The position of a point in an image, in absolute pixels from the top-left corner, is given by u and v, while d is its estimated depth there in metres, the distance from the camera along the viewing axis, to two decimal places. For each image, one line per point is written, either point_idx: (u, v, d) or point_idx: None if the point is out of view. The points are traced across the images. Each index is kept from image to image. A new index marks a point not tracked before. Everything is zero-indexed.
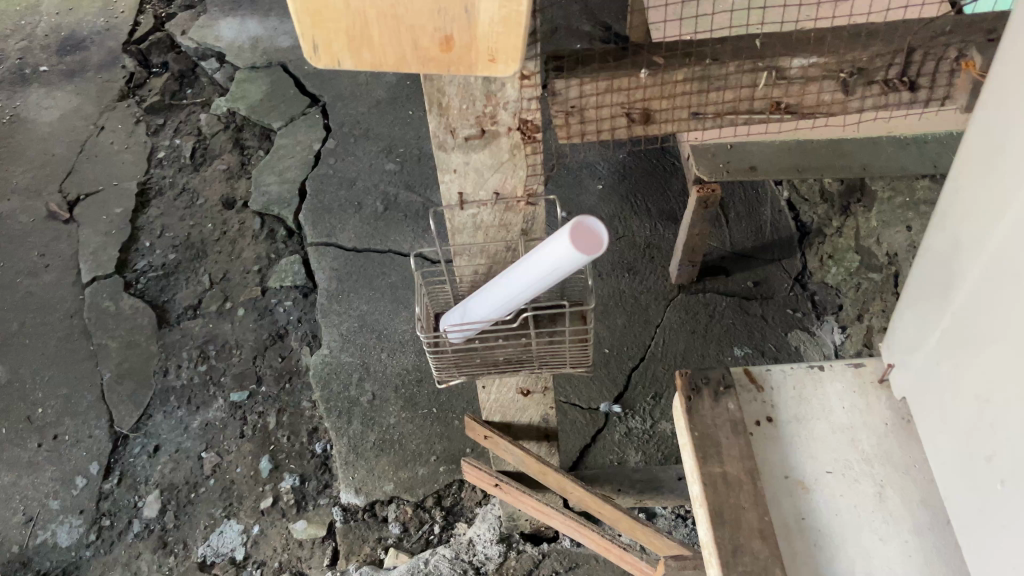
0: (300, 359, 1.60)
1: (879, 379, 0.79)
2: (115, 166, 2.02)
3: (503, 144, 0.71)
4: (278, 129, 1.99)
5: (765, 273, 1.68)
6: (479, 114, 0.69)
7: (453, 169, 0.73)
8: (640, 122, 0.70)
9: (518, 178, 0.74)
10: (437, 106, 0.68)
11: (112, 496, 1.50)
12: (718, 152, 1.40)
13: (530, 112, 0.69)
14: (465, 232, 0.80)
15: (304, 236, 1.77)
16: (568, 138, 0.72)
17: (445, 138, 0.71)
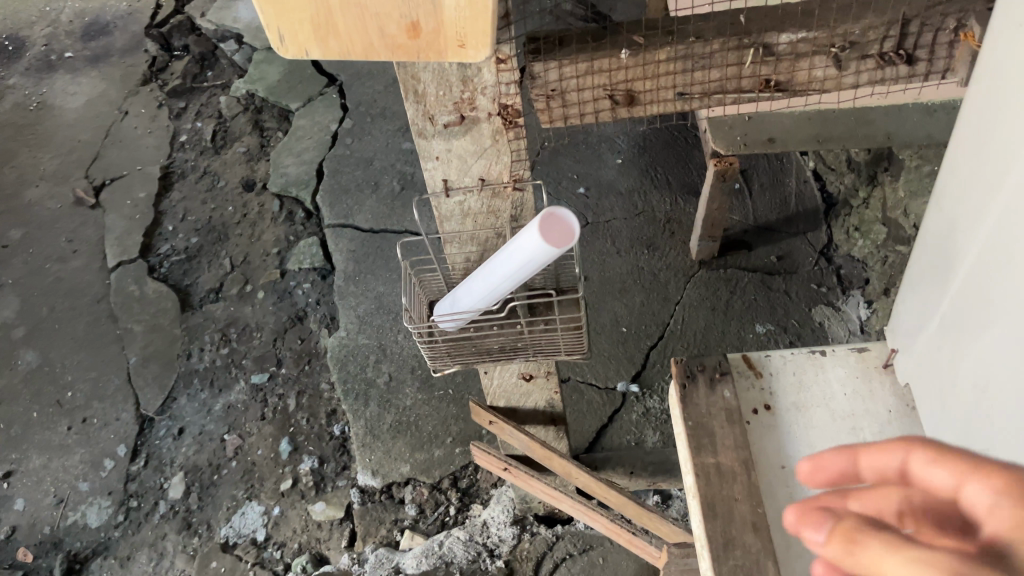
0: (318, 341, 1.61)
1: (884, 364, 0.75)
2: (138, 150, 2.04)
3: (484, 130, 0.69)
4: (296, 110, 1.99)
5: (789, 247, 1.64)
6: (457, 100, 0.67)
7: (436, 156, 0.71)
8: (624, 104, 0.67)
9: (503, 164, 0.72)
10: (412, 93, 0.66)
11: (139, 477, 1.53)
12: (735, 126, 1.35)
13: (510, 97, 0.67)
14: (453, 220, 0.78)
15: (322, 218, 1.78)
16: (551, 122, 0.69)
17: (424, 125, 0.69)
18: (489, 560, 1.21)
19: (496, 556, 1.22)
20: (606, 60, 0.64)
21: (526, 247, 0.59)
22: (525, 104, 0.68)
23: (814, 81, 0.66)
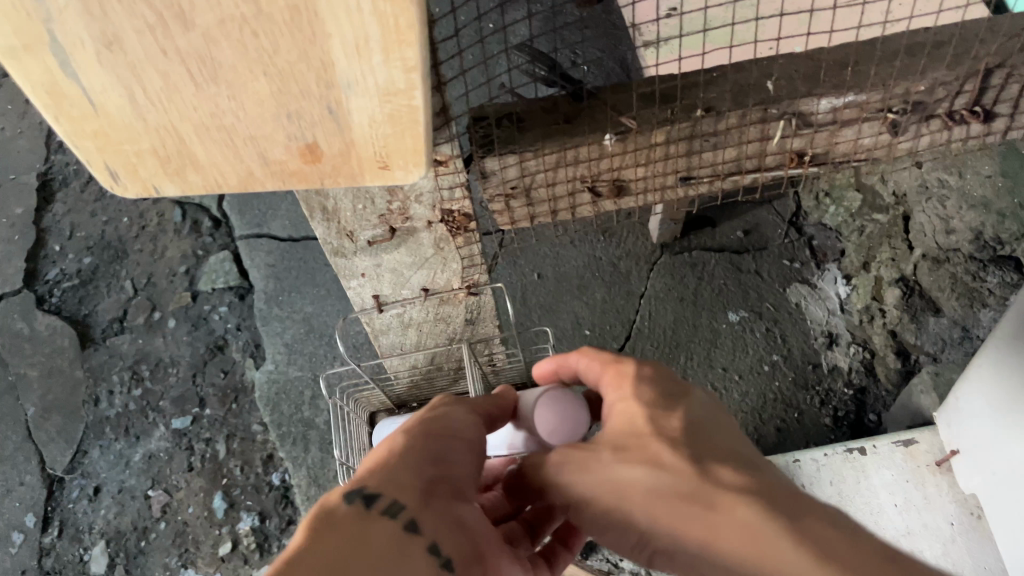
0: (244, 374, 1.43)
1: (936, 462, 0.94)
2: (8, 154, 1.76)
3: (424, 239, 0.55)
4: None
5: (756, 219, 1.48)
6: (384, 214, 0.52)
7: (361, 273, 0.57)
8: (610, 195, 0.58)
9: (450, 272, 0.58)
10: (321, 212, 0.52)
11: (55, 551, 1.35)
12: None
13: (454, 202, 0.50)
14: (389, 333, 0.64)
15: (232, 227, 1.55)
16: (512, 221, 0.58)
17: (342, 243, 0.54)
18: None
19: None
20: (584, 148, 0.53)
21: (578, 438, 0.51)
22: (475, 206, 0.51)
23: (859, 150, 0.57)
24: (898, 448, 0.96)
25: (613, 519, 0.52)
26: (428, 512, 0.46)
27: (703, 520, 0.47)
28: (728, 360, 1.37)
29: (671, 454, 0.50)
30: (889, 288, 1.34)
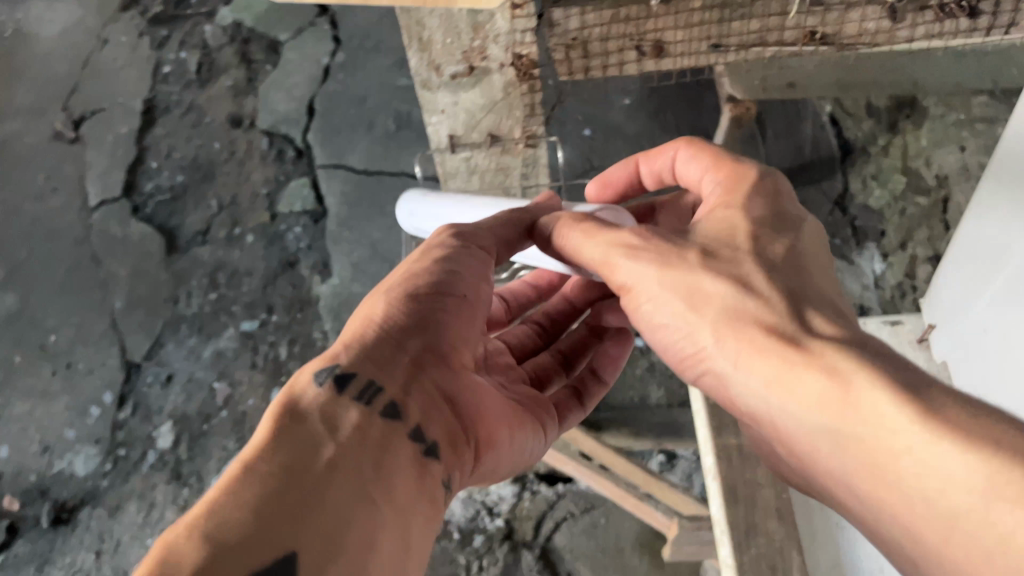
0: (311, 288, 1.57)
1: (917, 339, 0.92)
2: (119, 83, 1.93)
3: (496, 81, 0.66)
4: (286, 40, 1.85)
5: (803, 197, 1.56)
6: (466, 49, 0.63)
7: (441, 109, 0.70)
8: (652, 55, 0.67)
9: (513, 118, 0.71)
10: (418, 41, 0.63)
11: (127, 426, 1.50)
12: (755, 69, 1.29)
13: (523, 46, 0.63)
14: (458, 177, 0.78)
15: (314, 158, 1.69)
16: (571, 73, 0.69)
17: (430, 76, 0.66)
18: (487, 519, 1.19)
19: (495, 514, 1.19)
20: (635, 8, 0.63)
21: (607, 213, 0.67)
22: (540, 55, 0.65)
23: (864, 32, 0.67)
24: (885, 326, 0.95)
25: (682, 335, 0.61)
26: (405, 395, 0.57)
27: (779, 355, 0.54)
28: None
29: (762, 280, 0.60)
30: (924, 264, 1.46)
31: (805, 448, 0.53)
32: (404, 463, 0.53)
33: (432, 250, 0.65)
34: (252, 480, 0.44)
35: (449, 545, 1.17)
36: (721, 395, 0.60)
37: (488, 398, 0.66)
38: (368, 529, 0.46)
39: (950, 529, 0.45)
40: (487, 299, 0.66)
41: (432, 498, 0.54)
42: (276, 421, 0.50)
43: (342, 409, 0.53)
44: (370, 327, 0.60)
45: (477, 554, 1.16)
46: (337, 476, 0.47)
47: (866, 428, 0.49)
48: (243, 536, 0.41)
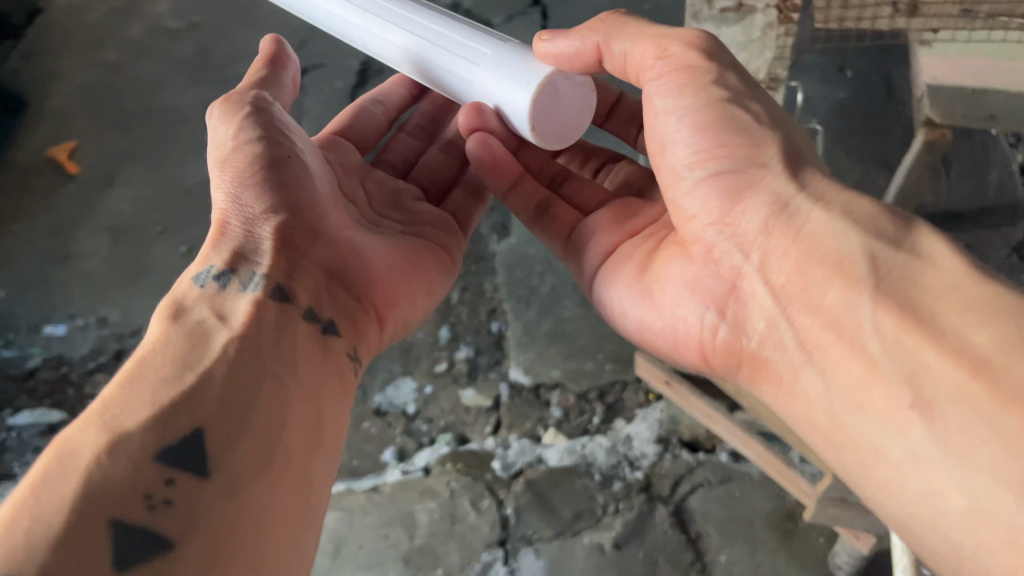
0: (487, 245, 1.60)
1: None
2: (342, 44, 2.13)
3: (757, 20, 0.85)
4: (499, 23, 2.00)
5: (979, 238, 1.53)
6: None
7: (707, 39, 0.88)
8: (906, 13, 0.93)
9: (764, 60, 0.89)
10: None
11: None
12: (958, 97, 1.25)
13: None
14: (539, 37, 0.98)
15: None
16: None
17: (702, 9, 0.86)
18: (628, 469, 1.26)
19: (635, 468, 1.27)
20: None
21: (512, 85, 0.93)
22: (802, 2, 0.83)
23: None
24: None
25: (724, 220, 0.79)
26: (290, 279, 0.84)
27: (862, 202, 0.72)
28: None
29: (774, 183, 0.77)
30: None
31: (820, 275, 0.69)
32: (304, 339, 0.80)
33: (243, 137, 0.93)
34: (145, 378, 0.65)
35: (589, 483, 1.24)
36: (744, 194, 0.77)
37: (368, 256, 0.96)
38: (259, 397, 0.69)
39: (925, 399, 0.59)
40: (305, 156, 0.98)
41: (335, 357, 0.83)
42: (171, 317, 0.75)
43: (230, 297, 0.79)
44: (226, 222, 0.89)
45: (614, 497, 1.23)
46: (230, 369, 0.69)
47: (918, 270, 0.65)
48: (140, 418, 0.61)
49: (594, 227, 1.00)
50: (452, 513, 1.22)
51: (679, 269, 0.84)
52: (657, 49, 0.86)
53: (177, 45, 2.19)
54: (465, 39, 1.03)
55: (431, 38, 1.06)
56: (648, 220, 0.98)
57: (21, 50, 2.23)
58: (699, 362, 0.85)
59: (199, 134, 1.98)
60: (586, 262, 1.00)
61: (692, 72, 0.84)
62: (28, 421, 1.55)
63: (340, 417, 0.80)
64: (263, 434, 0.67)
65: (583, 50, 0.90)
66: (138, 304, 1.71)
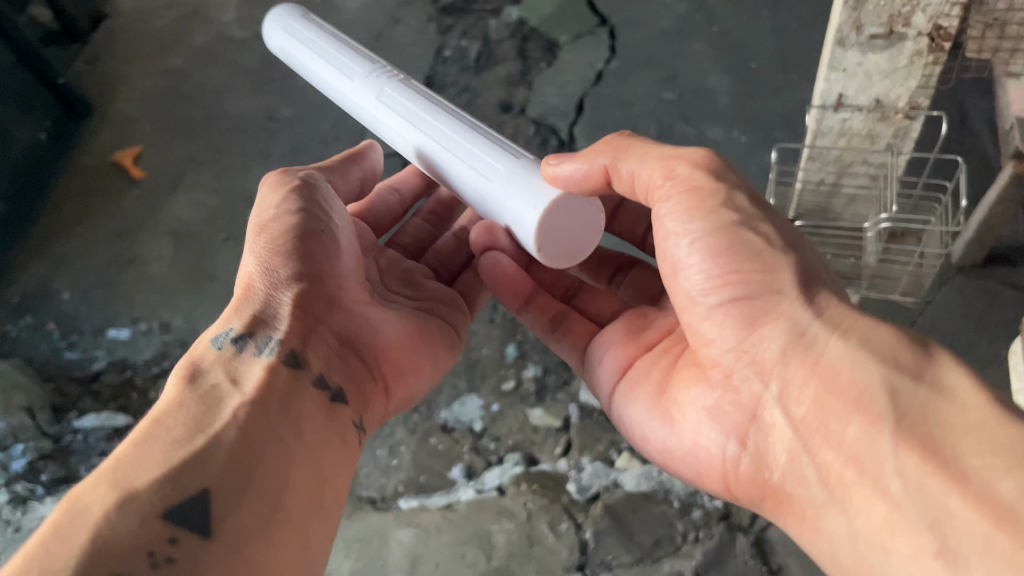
0: None
1: None
2: (405, 57, 2.12)
3: None
4: (564, 43, 2.03)
5: None
6: None
7: None
8: None
9: None
10: None
11: None
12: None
13: None
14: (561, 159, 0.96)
15: (577, 148, 1.81)
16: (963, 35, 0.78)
17: None
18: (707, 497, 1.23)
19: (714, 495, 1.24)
20: None
21: (519, 205, 0.91)
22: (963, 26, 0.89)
23: None
24: None
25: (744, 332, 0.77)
26: (303, 344, 0.86)
27: (883, 329, 0.70)
28: (1000, 380, 1.38)
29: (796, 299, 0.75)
30: None
31: (839, 407, 0.67)
32: (311, 406, 0.81)
33: (284, 200, 0.94)
34: (158, 440, 0.69)
35: (668, 509, 1.23)
36: (761, 321, 0.75)
37: (380, 328, 0.96)
38: (263, 462, 0.72)
39: (950, 547, 0.57)
40: (343, 229, 0.97)
41: (340, 426, 0.84)
42: (187, 380, 0.78)
43: (245, 361, 0.81)
44: (252, 287, 0.89)
45: (694, 525, 1.21)
46: (239, 435, 0.72)
47: (939, 406, 0.63)
48: (148, 479, 0.65)
49: (606, 343, 0.99)
50: (529, 535, 1.21)
51: (700, 395, 0.81)
52: (665, 169, 0.85)
53: (242, 55, 2.21)
54: (478, 146, 1.00)
55: (446, 140, 1.03)
56: (660, 334, 0.96)
57: (88, 56, 2.26)
58: (722, 491, 0.82)
59: (263, 143, 1.99)
60: (601, 377, 0.98)
61: (699, 194, 0.82)
62: (93, 425, 1.52)
63: (341, 484, 0.81)
64: (267, 490, 0.71)
65: (590, 172, 0.88)
66: (203, 309, 1.69)
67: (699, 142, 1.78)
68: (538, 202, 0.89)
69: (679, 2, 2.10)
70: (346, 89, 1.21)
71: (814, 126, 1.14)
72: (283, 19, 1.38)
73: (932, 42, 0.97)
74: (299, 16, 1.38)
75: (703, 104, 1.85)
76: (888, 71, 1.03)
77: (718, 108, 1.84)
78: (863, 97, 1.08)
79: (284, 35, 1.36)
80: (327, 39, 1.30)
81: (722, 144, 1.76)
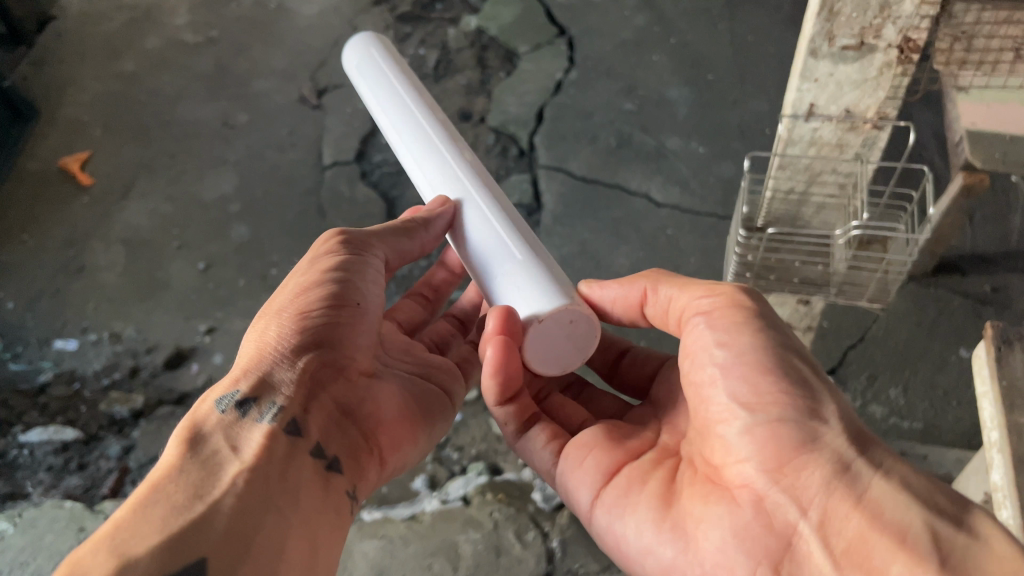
0: None
1: None
2: None
3: (876, 59, 0.97)
4: (524, 53, 2.03)
5: (1007, 280, 1.54)
6: (865, 25, 0.93)
7: (816, 78, 1.01)
8: None
9: (874, 99, 1.01)
10: (827, 12, 0.93)
11: None
12: (996, 142, 1.21)
13: (915, 31, 0.92)
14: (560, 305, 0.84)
15: (537, 157, 1.81)
16: None
17: (822, 45, 0.97)
18: None
19: None
20: None
21: (523, 298, 0.84)
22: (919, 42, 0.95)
23: None
24: None
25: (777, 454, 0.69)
26: (306, 411, 0.78)
27: (927, 478, 0.65)
28: (952, 385, 1.41)
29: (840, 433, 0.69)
30: None
31: (884, 544, 0.60)
32: (308, 476, 0.74)
33: (323, 271, 0.90)
34: (156, 505, 0.61)
35: None
36: (806, 449, 0.68)
37: (380, 401, 0.89)
38: (261, 533, 0.64)
39: None
40: (373, 303, 0.93)
41: (335, 497, 0.76)
42: (187, 445, 0.69)
43: (247, 426, 0.73)
44: (268, 347, 0.83)
45: None
46: (240, 500, 0.65)
47: (980, 555, 0.57)
48: (148, 547, 0.57)
49: (585, 446, 0.85)
50: (497, 544, 1.20)
51: (716, 513, 0.70)
52: (705, 289, 0.81)
53: (195, 60, 2.18)
54: (505, 236, 0.92)
55: (480, 216, 0.95)
56: (646, 444, 0.86)
57: (34, 58, 2.20)
58: None
59: (218, 149, 1.95)
60: (579, 490, 0.83)
61: (741, 311, 0.77)
62: (40, 439, 1.46)
63: (332, 559, 0.73)
64: (261, 561, 0.63)
65: (631, 296, 0.88)
66: (156, 319, 1.65)
67: (659, 152, 1.80)
68: (552, 305, 0.82)
69: (636, 14, 2.13)
70: (405, 129, 1.12)
71: (785, 133, 1.10)
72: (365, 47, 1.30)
73: (901, 54, 0.95)
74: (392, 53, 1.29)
75: (662, 115, 1.87)
76: (859, 81, 1.00)
77: (676, 118, 1.86)
78: (835, 106, 1.04)
79: (367, 59, 1.26)
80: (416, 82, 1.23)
81: (681, 155, 1.79)
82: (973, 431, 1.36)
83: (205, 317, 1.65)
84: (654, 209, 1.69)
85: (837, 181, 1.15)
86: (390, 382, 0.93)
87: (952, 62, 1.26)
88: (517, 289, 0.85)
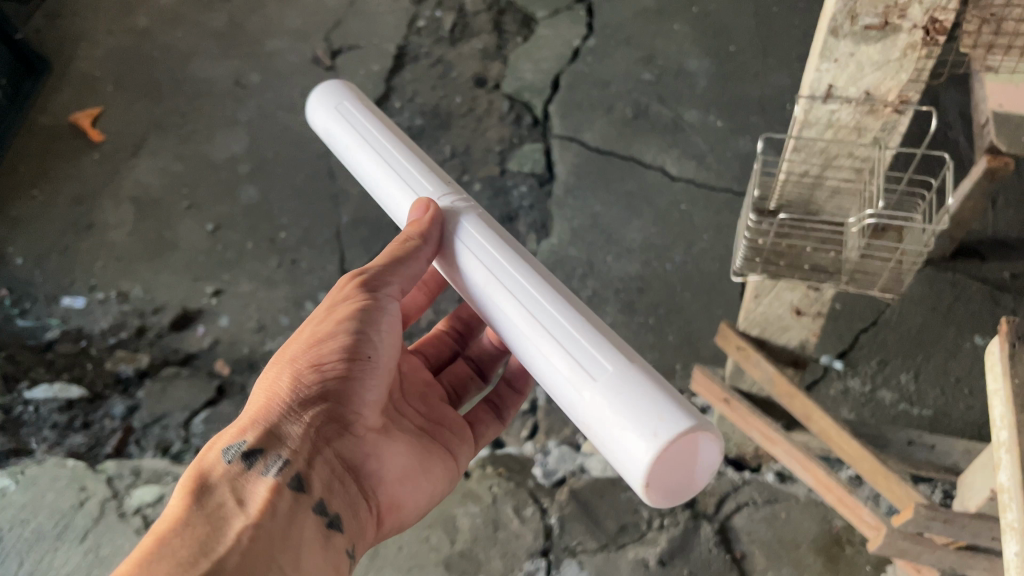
0: (525, 243, 1.59)
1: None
2: (378, 26, 2.06)
3: None
4: (542, 19, 1.99)
5: None
6: None
7: None
8: None
9: None
10: None
11: None
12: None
13: None
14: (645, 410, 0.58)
15: (551, 126, 1.78)
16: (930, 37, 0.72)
17: None
18: None
19: None
20: None
21: (629, 431, 0.57)
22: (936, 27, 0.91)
23: None
24: None
25: None
26: (310, 466, 0.65)
27: None
28: (964, 372, 1.39)
29: None
30: None
31: None
32: (313, 539, 0.62)
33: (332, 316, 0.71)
34: (159, 563, 0.52)
35: (634, 496, 1.23)
36: None
37: (387, 458, 0.73)
38: None
39: None
40: (382, 348, 0.73)
41: (337, 564, 0.63)
42: (191, 495, 0.59)
43: (250, 481, 0.61)
44: (273, 399, 0.67)
45: (659, 512, 1.20)
46: (245, 563, 0.55)
47: None
48: None
49: None
50: (494, 519, 1.20)
51: None
52: None
53: (210, 18, 2.15)
54: (545, 323, 0.64)
55: (504, 278, 0.67)
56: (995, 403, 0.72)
57: (47, 11, 2.17)
58: None
59: (230, 109, 1.93)
60: None
61: None
62: (45, 396, 1.46)
63: None
64: None
65: None
66: (164, 279, 1.64)
67: (676, 124, 1.76)
68: (672, 437, 0.55)
69: None
70: None
71: (798, 114, 0.84)
72: (330, 97, 0.88)
73: None
74: (354, 92, 0.89)
75: (681, 86, 1.83)
76: (881, 63, 0.76)
77: (695, 90, 1.82)
78: (854, 88, 0.79)
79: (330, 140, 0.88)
80: (393, 130, 0.84)
81: (698, 128, 1.75)
82: (984, 420, 1.34)
83: (211, 280, 1.64)
84: (668, 183, 1.66)
85: (853, 166, 0.88)
86: (403, 434, 0.77)
87: (979, 46, 1.18)
88: (626, 418, 0.57)
